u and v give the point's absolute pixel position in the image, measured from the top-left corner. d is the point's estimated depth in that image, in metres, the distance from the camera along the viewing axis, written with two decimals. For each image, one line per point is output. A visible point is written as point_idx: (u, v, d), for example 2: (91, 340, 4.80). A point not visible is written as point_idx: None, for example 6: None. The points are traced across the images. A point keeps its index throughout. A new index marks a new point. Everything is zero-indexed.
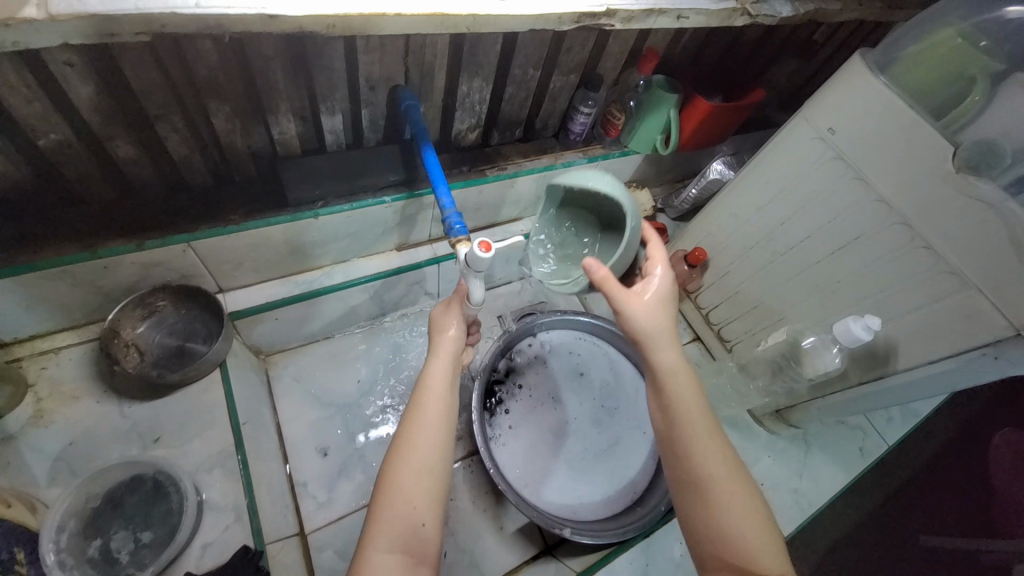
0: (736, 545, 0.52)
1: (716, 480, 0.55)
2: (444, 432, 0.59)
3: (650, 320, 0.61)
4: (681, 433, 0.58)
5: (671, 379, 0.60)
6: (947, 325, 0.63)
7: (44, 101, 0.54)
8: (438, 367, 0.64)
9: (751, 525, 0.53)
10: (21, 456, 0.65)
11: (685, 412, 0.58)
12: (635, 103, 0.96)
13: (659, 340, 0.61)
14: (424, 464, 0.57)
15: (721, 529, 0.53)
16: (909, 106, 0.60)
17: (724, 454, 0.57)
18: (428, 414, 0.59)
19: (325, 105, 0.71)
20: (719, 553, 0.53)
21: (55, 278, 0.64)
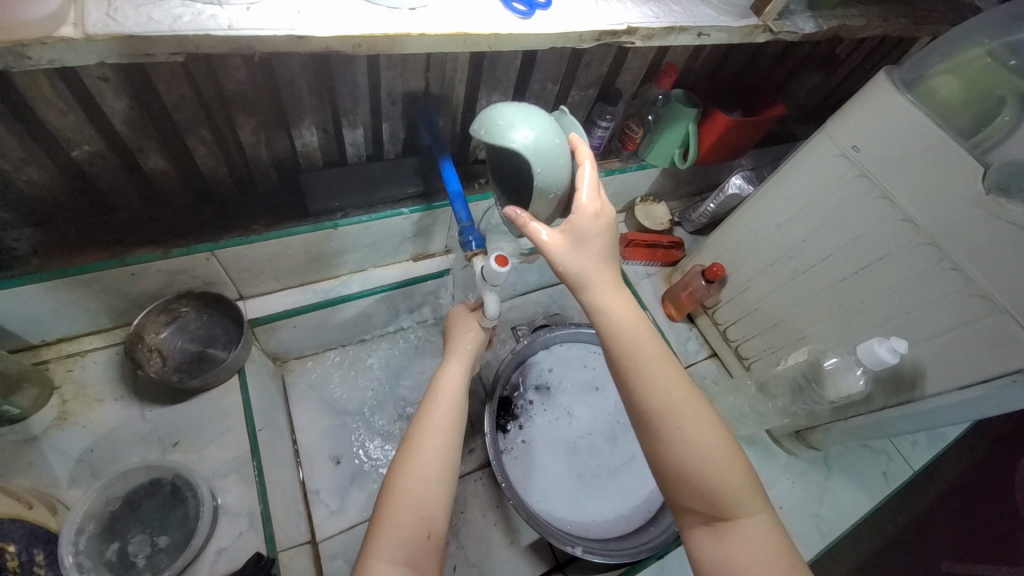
0: (705, 485, 0.53)
1: (677, 421, 0.54)
2: (453, 440, 0.61)
3: (581, 261, 0.56)
4: (633, 375, 0.55)
5: (613, 317, 0.56)
6: (976, 349, 0.61)
7: (79, 115, 0.56)
8: (452, 375, 0.66)
9: (719, 462, 0.53)
10: (46, 457, 0.67)
11: (634, 353, 0.55)
12: (653, 117, 0.96)
13: (597, 279, 0.57)
14: (434, 470, 0.58)
15: (689, 469, 0.53)
16: (936, 125, 0.58)
17: (680, 390, 0.55)
18: (438, 421, 0.61)
19: (347, 119, 0.73)
20: (691, 494, 0.53)
21: (86, 284, 0.67)
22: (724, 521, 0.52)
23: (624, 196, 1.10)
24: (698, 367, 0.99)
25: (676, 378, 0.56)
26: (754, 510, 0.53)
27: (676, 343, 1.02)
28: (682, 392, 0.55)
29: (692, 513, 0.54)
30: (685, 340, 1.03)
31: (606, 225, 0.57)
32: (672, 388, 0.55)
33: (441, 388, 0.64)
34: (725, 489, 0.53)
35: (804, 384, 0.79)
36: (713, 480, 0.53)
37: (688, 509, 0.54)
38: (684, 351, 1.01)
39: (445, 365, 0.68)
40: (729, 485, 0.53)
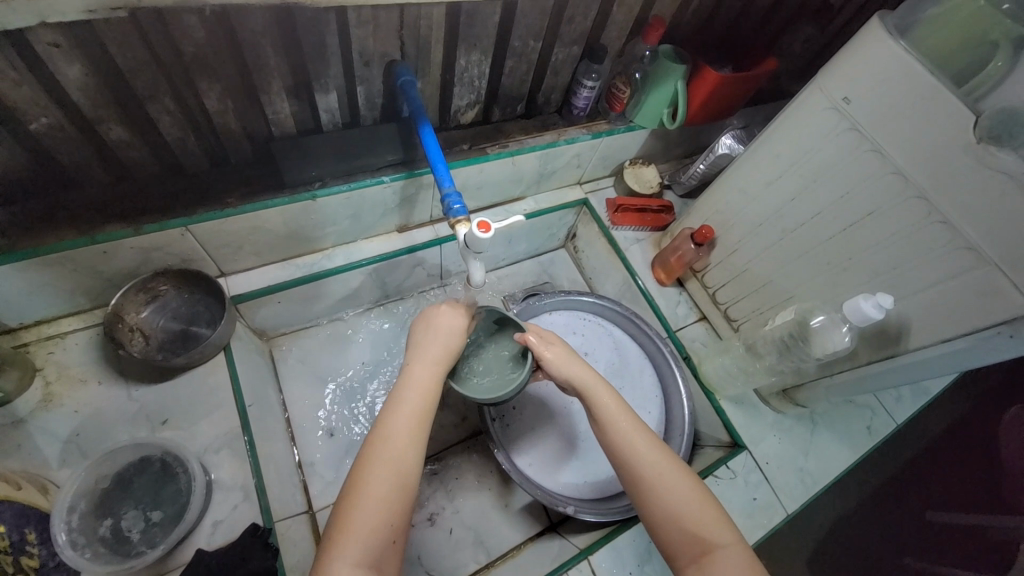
0: (686, 526, 0.55)
1: (648, 469, 0.58)
2: (410, 456, 0.55)
3: (562, 356, 0.67)
4: (609, 435, 0.61)
5: (592, 393, 0.64)
6: (961, 302, 0.61)
7: (32, 85, 0.53)
8: (419, 382, 0.59)
9: (695, 501, 0.56)
10: (34, 439, 0.67)
11: (607, 415, 0.62)
12: (640, 75, 0.93)
13: (576, 368, 0.66)
14: (386, 491, 0.52)
15: (667, 514, 0.56)
16: (929, 71, 0.56)
17: (652, 444, 0.60)
18: (398, 436, 0.55)
19: (318, 83, 0.69)
20: (675, 538, 0.55)
21: (57, 264, 0.64)
22: (706, 557, 0.54)
23: (612, 160, 1.08)
24: (687, 330, 1.00)
25: (646, 436, 0.61)
26: (731, 541, 0.55)
27: (666, 308, 1.01)
28: (653, 444, 0.60)
29: (680, 557, 0.55)
30: (675, 305, 1.02)
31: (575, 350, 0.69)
32: (643, 440, 0.60)
33: (406, 397, 0.58)
34: (700, 525, 0.55)
35: (791, 343, 0.79)
36: (690, 519, 0.55)
37: (676, 554, 0.55)
38: (674, 315, 1.01)
39: (413, 367, 0.60)
40: (705, 522, 0.55)
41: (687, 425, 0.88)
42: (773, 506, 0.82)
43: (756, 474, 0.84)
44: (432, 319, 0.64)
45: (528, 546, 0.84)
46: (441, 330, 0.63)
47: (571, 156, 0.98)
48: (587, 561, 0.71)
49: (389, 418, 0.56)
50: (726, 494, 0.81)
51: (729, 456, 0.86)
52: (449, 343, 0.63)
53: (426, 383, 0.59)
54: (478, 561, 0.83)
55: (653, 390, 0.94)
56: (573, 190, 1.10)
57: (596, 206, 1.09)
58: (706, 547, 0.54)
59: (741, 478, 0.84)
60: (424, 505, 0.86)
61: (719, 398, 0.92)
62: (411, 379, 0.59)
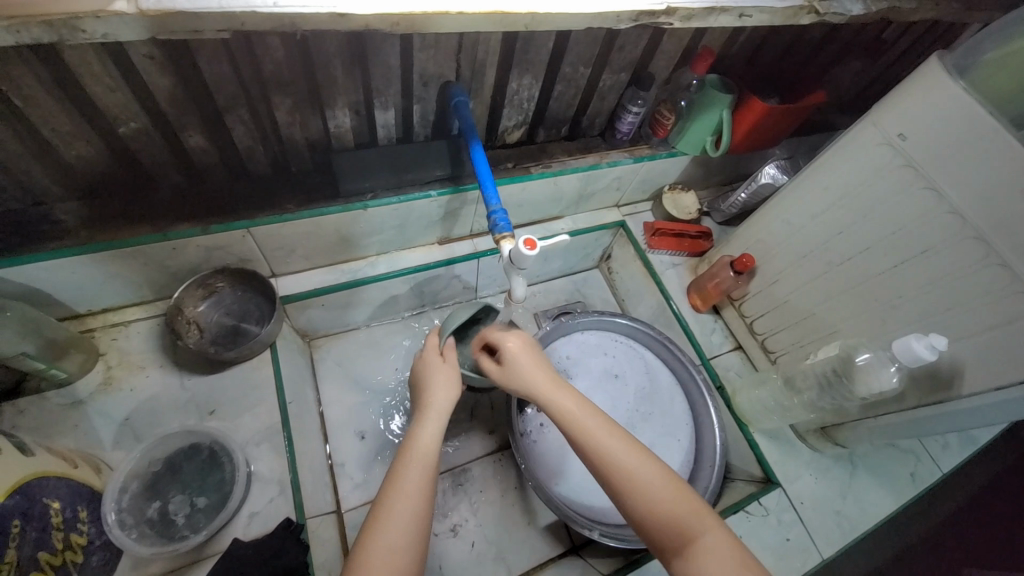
0: (665, 519, 0.55)
1: (621, 470, 0.58)
2: (424, 501, 0.56)
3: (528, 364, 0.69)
4: (582, 443, 0.61)
5: (557, 401, 0.65)
6: (1019, 349, 0.59)
7: (126, 92, 0.58)
8: (427, 429, 0.63)
9: (670, 494, 0.57)
10: (91, 420, 0.71)
11: (573, 418, 0.63)
12: (686, 103, 0.94)
13: (538, 379, 0.67)
14: (403, 533, 0.53)
15: (646, 511, 0.56)
16: (989, 112, 0.56)
17: (623, 442, 0.60)
18: (410, 481, 0.57)
19: (378, 100, 0.73)
20: (658, 533, 0.55)
21: (130, 256, 0.69)
22: (690, 547, 0.53)
23: (652, 184, 1.08)
24: (722, 359, 0.98)
25: (618, 434, 0.61)
26: (711, 530, 0.54)
27: (700, 335, 1.00)
28: (625, 442, 0.61)
29: (666, 552, 0.55)
30: (710, 332, 1.01)
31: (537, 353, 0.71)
32: (613, 440, 0.61)
33: (415, 442, 0.61)
34: (678, 517, 0.55)
35: (833, 379, 0.77)
36: (667, 510, 0.55)
37: (662, 549, 0.55)
38: (708, 343, 1.00)
39: (421, 417, 0.64)
40: (682, 511, 0.55)
41: (718, 456, 0.86)
42: (807, 549, 0.79)
43: (789, 513, 0.82)
44: (433, 363, 0.70)
45: (549, 567, 0.83)
46: (445, 372, 0.68)
47: (611, 179, 0.99)
48: None
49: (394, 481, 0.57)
50: (757, 532, 0.79)
51: (761, 492, 0.83)
52: (452, 387, 0.68)
53: (434, 430, 0.63)
54: None
55: (683, 417, 0.93)
56: (611, 212, 1.11)
57: (633, 228, 1.10)
58: (688, 538, 0.54)
59: (773, 516, 0.81)
60: (447, 516, 0.87)
61: (753, 431, 0.90)
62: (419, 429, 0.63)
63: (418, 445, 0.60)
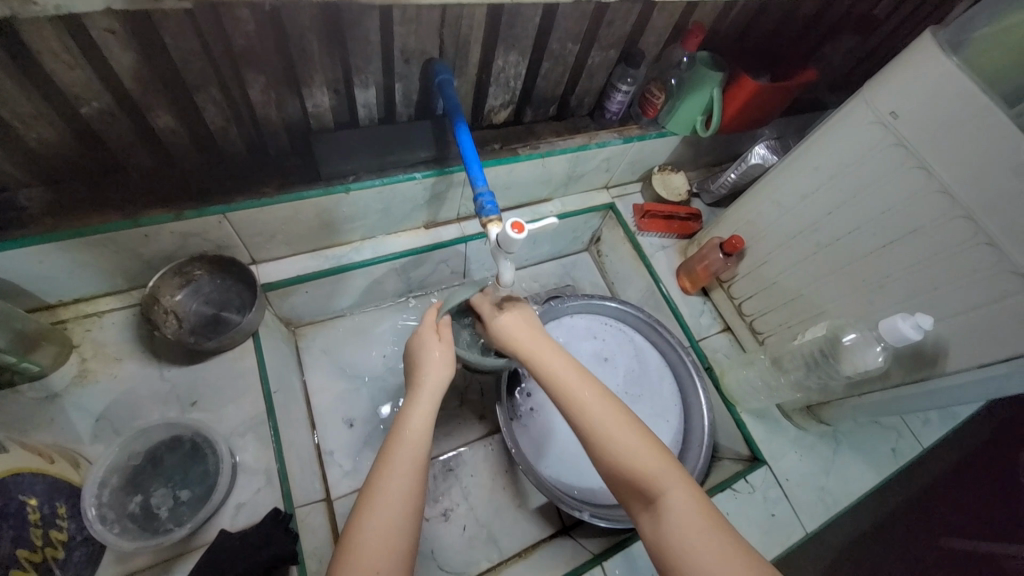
0: (636, 471, 0.56)
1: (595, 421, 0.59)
2: (418, 476, 0.56)
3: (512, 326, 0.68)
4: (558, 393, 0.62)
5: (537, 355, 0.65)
6: (1004, 327, 0.59)
7: (86, 69, 0.55)
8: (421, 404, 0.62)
9: (643, 451, 0.57)
10: (67, 414, 0.69)
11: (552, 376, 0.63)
12: (676, 82, 0.92)
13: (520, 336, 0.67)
14: (397, 506, 0.53)
15: (617, 462, 0.57)
16: (981, 89, 0.55)
17: (598, 396, 0.61)
18: (403, 457, 0.57)
19: (358, 78, 0.70)
20: (629, 484, 0.56)
21: (99, 244, 0.66)
22: (659, 498, 0.54)
23: (641, 165, 1.07)
24: (710, 341, 0.99)
25: (597, 392, 0.62)
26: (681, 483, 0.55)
27: (689, 317, 1.00)
28: (600, 396, 0.61)
29: (636, 503, 0.56)
30: (699, 314, 1.01)
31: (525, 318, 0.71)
32: (592, 393, 0.61)
33: (409, 419, 0.60)
34: (649, 469, 0.55)
35: (820, 359, 0.78)
36: (638, 465, 0.56)
37: (632, 501, 0.56)
38: (697, 325, 1.00)
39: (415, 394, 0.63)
40: (654, 463, 0.56)
41: (706, 436, 0.87)
42: (792, 524, 0.81)
43: (775, 490, 0.83)
44: (427, 339, 0.68)
45: (541, 548, 0.84)
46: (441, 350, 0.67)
47: (600, 160, 0.98)
48: (600, 567, 0.71)
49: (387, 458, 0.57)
50: (744, 509, 0.80)
51: (748, 470, 0.85)
52: (448, 362, 0.66)
53: (426, 405, 0.62)
54: (490, 559, 0.83)
55: (672, 398, 0.94)
56: (600, 194, 1.09)
57: (622, 211, 1.09)
58: (657, 489, 0.54)
59: (759, 493, 0.82)
60: (439, 501, 0.87)
61: (741, 411, 0.91)
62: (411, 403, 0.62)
63: (410, 421, 0.59)
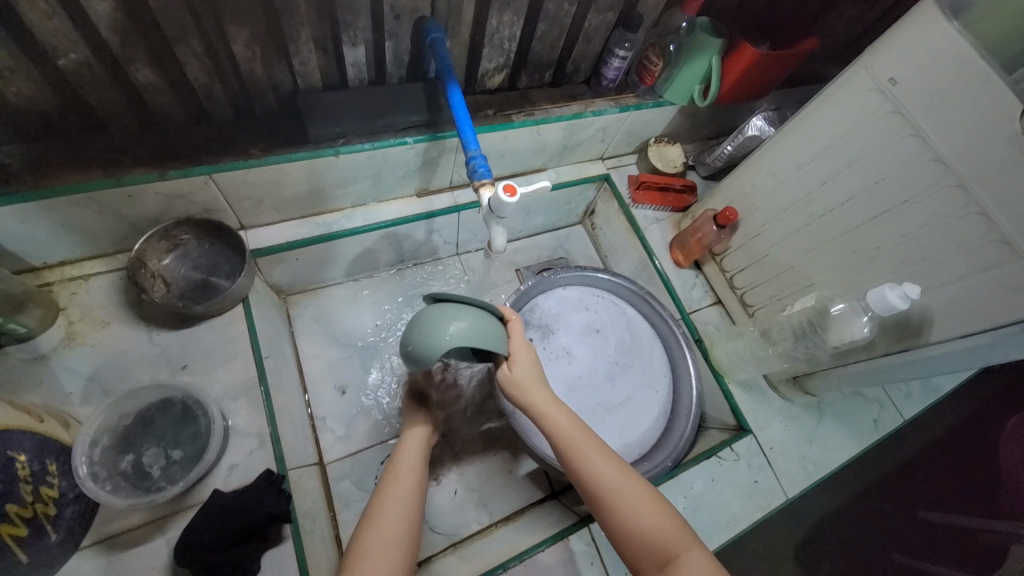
0: (650, 541, 0.55)
1: (611, 488, 0.58)
2: (414, 499, 0.61)
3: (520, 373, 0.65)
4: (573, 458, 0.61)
5: (550, 411, 0.64)
6: (989, 296, 0.60)
7: (62, 18, 0.52)
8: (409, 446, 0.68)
9: (655, 516, 0.57)
10: (57, 375, 0.69)
11: (561, 433, 0.62)
12: (675, 48, 0.90)
13: (532, 387, 0.65)
14: (398, 533, 0.56)
15: (632, 528, 0.56)
16: (981, 53, 0.54)
17: (617, 465, 0.61)
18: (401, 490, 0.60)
19: (346, 35, 0.67)
20: (640, 552, 0.55)
21: (82, 204, 0.65)
22: (673, 563, 0.54)
23: (638, 136, 1.05)
24: (701, 313, 0.99)
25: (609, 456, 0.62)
26: (694, 547, 0.55)
27: (681, 290, 1.01)
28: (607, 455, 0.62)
29: (646, 569, 0.55)
30: (691, 287, 1.02)
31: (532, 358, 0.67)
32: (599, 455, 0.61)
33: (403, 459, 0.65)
34: (663, 533, 0.55)
35: (808, 330, 0.78)
36: (650, 532, 0.56)
37: (642, 567, 0.55)
38: (689, 298, 1.01)
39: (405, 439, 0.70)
40: (669, 528, 0.56)
41: (694, 406, 0.89)
42: (774, 489, 0.83)
43: (759, 458, 0.85)
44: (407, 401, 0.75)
45: (529, 512, 0.86)
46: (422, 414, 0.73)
47: (596, 129, 0.96)
48: (587, 529, 0.73)
49: (386, 502, 0.59)
50: (728, 475, 0.83)
51: (733, 438, 0.86)
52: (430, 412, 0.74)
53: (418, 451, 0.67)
54: (479, 522, 0.85)
55: (662, 370, 0.95)
56: (595, 164, 1.08)
57: (617, 182, 1.07)
58: (670, 558, 0.54)
59: (744, 460, 0.85)
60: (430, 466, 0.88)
61: (729, 381, 0.92)
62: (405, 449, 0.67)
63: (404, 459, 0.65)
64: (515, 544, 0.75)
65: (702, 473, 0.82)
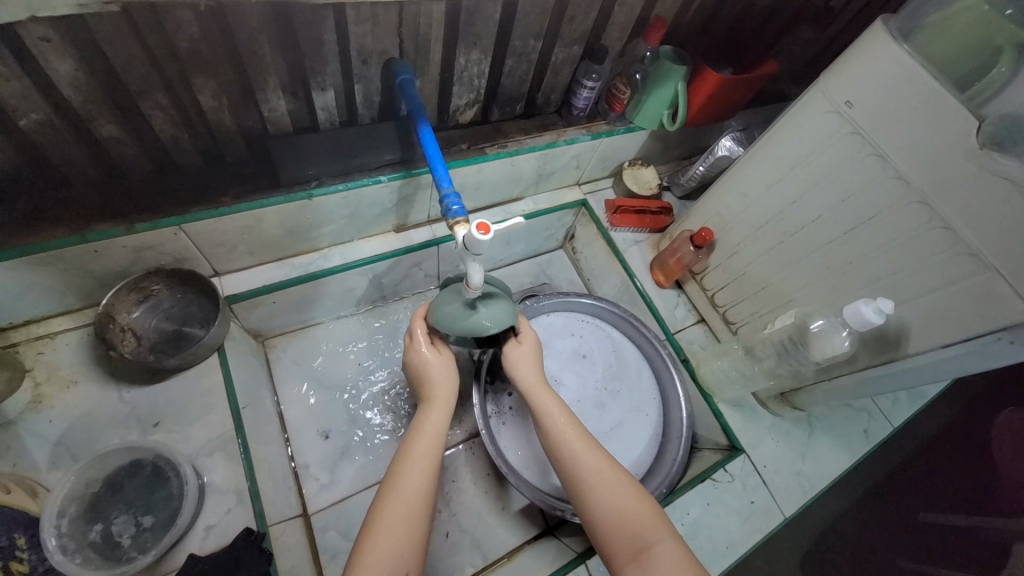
0: (626, 526, 0.57)
1: (592, 475, 0.60)
2: (433, 472, 0.59)
3: (520, 363, 0.70)
4: (559, 440, 0.64)
5: (541, 397, 0.68)
6: (961, 307, 0.61)
7: (21, 80, 0.52)
8: (428, 415, 0.64)
9: (632, 500, 0.59)
10: (19, 443, 0.65)
11: (552, 419, 0.66)
12: (641, 76, 0.92)
13: (529, 374, 0.70)
14: (409, 506, 0.55)
15: (611, 514, 0.58)
16: (931, 75, 0.56)
17: (603, 455, 0.63)
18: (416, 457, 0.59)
19: (315, 80, 0.68)
20: (615, 537, 0.57)
21: (44, 263, 0.63)
22: (644, 553, 0.55)
23: (612, 160, 1.07)
24: (686, 332, 1.00)
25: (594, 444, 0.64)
26: (668, 537, 0.56)
27: (664, 310, 1.01)
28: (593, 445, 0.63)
29: (618, 557, 0.56)
30: (674, 307, 1.02)
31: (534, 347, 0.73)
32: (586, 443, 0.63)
33: (421, 432, 0.62)
34: (639, 523, 0.57)
35: (790, 346, 0.79)
36: (628, 516, 0.57)
37: (613, 554, 0.56)
38: (672, 318, 1.01)
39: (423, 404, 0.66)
40: (645, 518, 0.57)
41: (685, 428, 0.88)
42: (770, 509, 0.82)
43: (753, 478, 0.84)
44: (424, 351, 0.68)
45: (525, 549, 0.83)
46: (446, 376, 0.67)
47: (570, 157, 0.97)
48: (585, 565, 0.72)
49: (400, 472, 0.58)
50: (724, 498, 0.81)
51: (726, 459, 0.85)
52: (449, 369, 0.68)
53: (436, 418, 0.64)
54: (474, 564, 0.82)
55: (651, 392, 0.94)
56: (572, 190, 1.09)
57: (595, 207, 1.09)
58: (644, 545, 0.55)
59: (738, 481, 0.83)
60: None
61: (717, 401, 0.92)
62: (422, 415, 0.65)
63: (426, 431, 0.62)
64: None
65: (698, 498, 0.81)
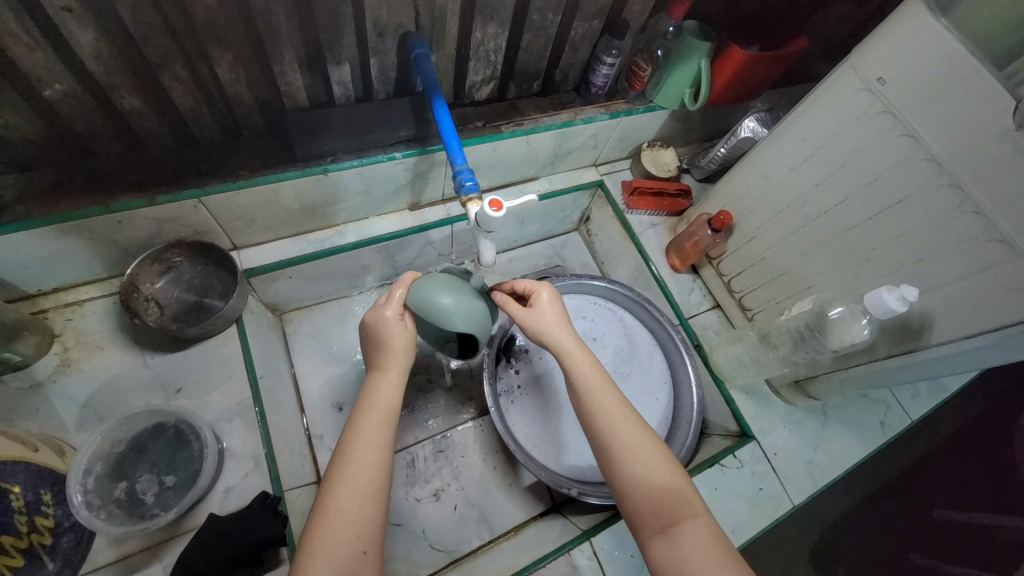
0: (657, 499, 0.55)
1: (623, 449, 0.58)
2: (387, 453, 0.55)
3: (547, 320, 0.67)
4: (589, 410, 0.61)
5: (573, 360, 0.64)
6: (989, 297, 0.58)
7: (48, 51, 0.53)
8: (388, 383, 0.59)
9: (658, 471, 0.56)
10: (52, 403, 0.69)
11: (584, 383, 0.62)
12: (663, 52, 0.89)
13: (558, 334, 0.66)
14: (369, 479, 0.52)
15: (637, 486, 0.56)
16: (969, 50, 0.53)
17: (627, 419, 0.60)
18: (371, 426, 0.56)
19: (331, 54, 0.68)
20: (643, 509, 0.55)
21: (71, 232, 0.65)
22: (674, 528, 0.53)
23: (630, 141, 1.05)
24: (700, 317, 0.98)
25: (619, 404, 0.61)
26: (697, 516, 0.54)
27: (679, 294, 1.00)
28: (623, 413, 0.60)
29: (645, 528, 0.55)
30: (689, 292, 1.01)
31: (555, 306, 0.69)
32: (613, 408, 0.60)
33: (377, 399, 0.58)
34: (671, 499, 0.55)
35: (807, 334, 0.77)
36: (652, 489, 0.55)
37: (641, 525, 0.55)
38: (687, 303, 1.00)
39: (379, 371, 0.61)
40: (678, 493, 0.55)
41: (695, 413, 0.87)
42: (779, 496, 0.81)
43: (763, 465, 0.84)
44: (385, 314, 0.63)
45: (531, 526, 0.84)
46: (404, 344, 0.62)
47: (587, 136, 0.95)
48: (589, 543, 0.71)
49: (357, 445, 0.54)
50: (732, 483, 0.81)
51: (736, 445, 0.85)
52: (409, 339, 0.63)
53: (393, 386, 0.60)
54: (481, 537, 0.84)
55: (662, 377, 0.94)
56: (589, 171, 1.07)
57: (611, 188, 1.07)
58: (675, 518, 0.54)
59: (747, 467, 0.83)
60: (429, 481, 0.88)
61: (729, 387, 0.91)
62: (379, 381, 0.60)
63: (380, 401, 0.58)
64: (516, 560, 0.73)
65: (705, 483, 0.80)
